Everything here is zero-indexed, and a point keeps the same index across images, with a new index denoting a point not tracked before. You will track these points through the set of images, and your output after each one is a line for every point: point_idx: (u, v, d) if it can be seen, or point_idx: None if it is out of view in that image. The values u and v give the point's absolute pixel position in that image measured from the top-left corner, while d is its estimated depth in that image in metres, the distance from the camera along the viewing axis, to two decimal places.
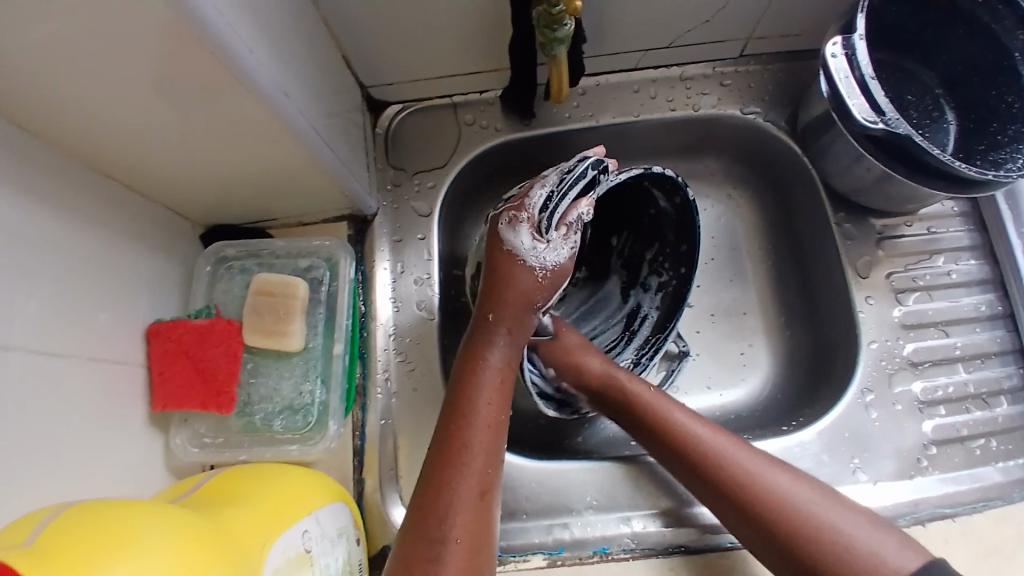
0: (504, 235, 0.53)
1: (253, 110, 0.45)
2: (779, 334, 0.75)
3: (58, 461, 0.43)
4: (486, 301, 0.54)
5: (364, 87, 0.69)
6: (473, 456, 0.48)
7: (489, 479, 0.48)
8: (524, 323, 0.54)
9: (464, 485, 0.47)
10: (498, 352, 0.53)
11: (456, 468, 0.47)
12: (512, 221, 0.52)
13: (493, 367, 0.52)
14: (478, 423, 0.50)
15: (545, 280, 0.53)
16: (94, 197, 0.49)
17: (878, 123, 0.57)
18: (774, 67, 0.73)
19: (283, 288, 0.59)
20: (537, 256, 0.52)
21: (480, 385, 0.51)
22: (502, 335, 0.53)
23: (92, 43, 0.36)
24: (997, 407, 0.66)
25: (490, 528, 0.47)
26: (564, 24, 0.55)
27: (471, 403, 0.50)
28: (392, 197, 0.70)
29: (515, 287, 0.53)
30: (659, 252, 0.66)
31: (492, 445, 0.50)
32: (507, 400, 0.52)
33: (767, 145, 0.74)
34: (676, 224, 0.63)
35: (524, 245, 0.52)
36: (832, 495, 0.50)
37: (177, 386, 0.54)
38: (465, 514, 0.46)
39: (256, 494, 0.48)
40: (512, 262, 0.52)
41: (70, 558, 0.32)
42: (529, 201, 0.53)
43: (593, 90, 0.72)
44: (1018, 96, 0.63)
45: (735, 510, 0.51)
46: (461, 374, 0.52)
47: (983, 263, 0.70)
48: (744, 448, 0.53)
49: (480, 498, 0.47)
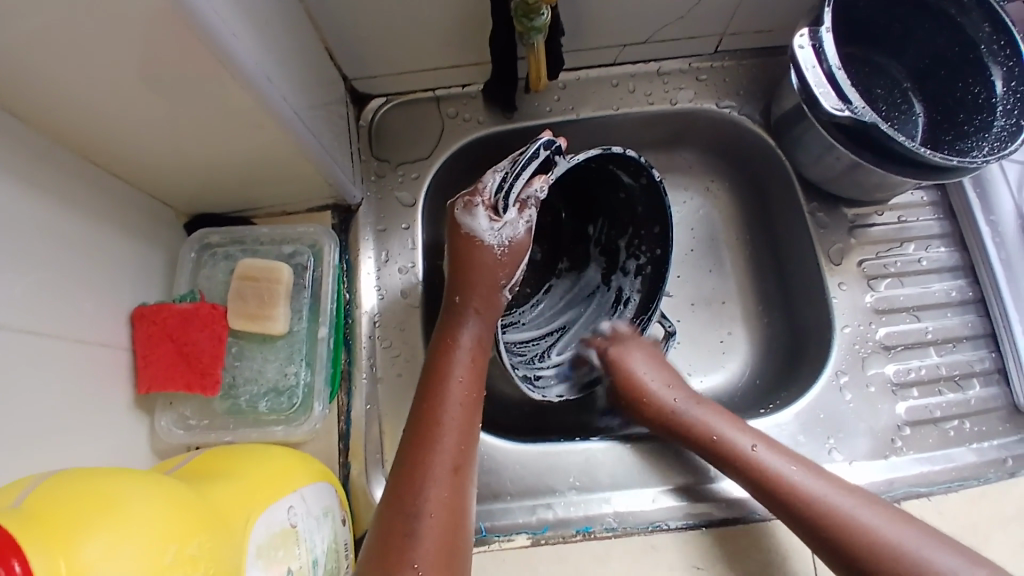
0: (461, 219, 0.55)
1: (240, 97, 0.46)
2: (757, 321, 0.77)
3: (42, 440, 0.43)
4: (454, 283, 0.55)
5: (348, 80, 0.70)
6: (446, 432, 0.49)
7: (464, 456, 0.49)
8: (494, 304, 0.55)
9: (438, 462, 0.47)
10: (469, 332, 0.54)
11: (429, 445, 0.48)
12: (468, 205, 0.54)
13: (465, 347, 0.53)
14: (450, 401, 0.51)
15: (504, 257, 0.55)
16: (78, 182, 0.49)
17: (846, 110, 0.59)
18: (748, 62, 0.75)
19: (267, 272, 0.59)
20: (494, 234, 0.54)
21: (453, 365, 0.53)
22: (471, 316, 0.55)
23: (77, 27, 0.37)
24: (969, 389, 0.68)
25: (465, 503, 0.47)
26: (541, 13, 0.57)
27: (443, 383, 0.52)
28: (376, 188, 0.71)
29: (477, 268, 0.54)
30: (634, 233, 0.67)
31: (465, 423, 0.51)
32: (479, 380, 0.53)
33: (743, 137, 0.76)
34: (645, 201, 0.65)
35: (482, 227, 0.54)
36: (898, 515, 0.51)
37: (161, 369, 0.55)
38: (440, 490, 0.46)
39: (242, 471, 0.48)
40: (471, 243, 0.54)
41: (54, 523, 0.33)
42: (483, 185, 0.54)
43: (573, 84, 0.74)
44: (984, 86, 0.66)
45: (804, 524, 0.52)
46: (434, 356, 0.54)
47: (953, 250, 0.72)
48: (791, 460, 0.55)
49: (454, 474, 0.48)
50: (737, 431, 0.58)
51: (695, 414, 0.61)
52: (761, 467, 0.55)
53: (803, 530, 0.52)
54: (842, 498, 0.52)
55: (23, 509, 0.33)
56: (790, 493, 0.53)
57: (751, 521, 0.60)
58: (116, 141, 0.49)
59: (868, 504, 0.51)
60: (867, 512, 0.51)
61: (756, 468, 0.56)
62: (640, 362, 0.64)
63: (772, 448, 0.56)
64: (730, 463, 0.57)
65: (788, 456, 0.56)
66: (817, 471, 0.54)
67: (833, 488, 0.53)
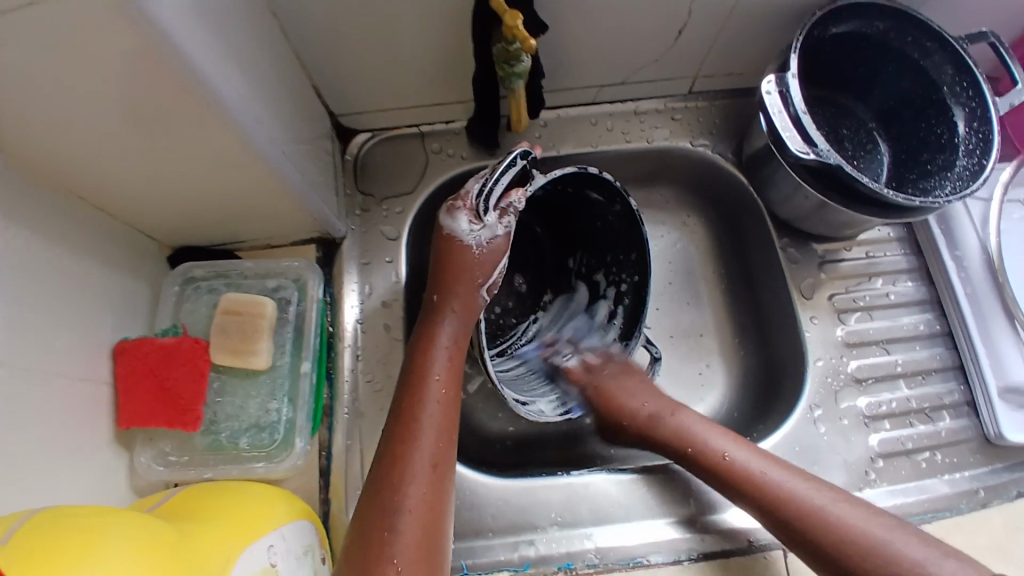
0: (444, 222, 0.57)
1: (226, 135, 0.46)
2: (734, 353, 0.79)
3: (19, 477, 0.42)
4: (439, 280, 0.57)
5: (335, 116, 0.72)
6: (425, 429, 0.50)
7: (442, 452, 0.50)
8: (473, 305, 0.57)
9: (417, 459, 0.49)
10: (448, 331, 0.56)
11: (408, 443, 0.49)
12: (451, 209, 0.57)
13: (443, 346, 0.55)
14: (429, 398, 0.52)
15: (483, 258, 0.57)
16: (64, 216, 0.50)
17: (812, 153, 0.62)
18: (720, 103, 0.79)
19: (250, 307, 0.60)
20: (473, 236, 0.56)
21: (432, 363, 0.54)
22: (449, 313, 0.57)
23: (64, 64, 0.37)
24: (940, 421, 0.71)
25: (444, 499, 0.49)
26: (520, 59, 0.59)
27: (423, 381, 0.53)
28: (360, 221, 0.72)
29: (457, 266, 0.57)
30: (613, 259, 0.70)
31: (445, 421, 0.52)
32: (455, 379, 0.54)
33: (716, 175, 0.79)
34: (623, 230, 0.67)
35: (463, 229, 0.56)
36: (871, 509, 0.53)
37: (142, 406, 0.54)
38: (420, 488, 0.47)
39: (220, 510, 0.48)
40: (451, 243, 0.57)
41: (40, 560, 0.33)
42: (466, 191, 0.57)
43: (553, 122, 0.77)
44: (948, 127, 0.70)
45: (779, 519, 0.54)
46: (414, 354, 0.55)
47: (919, 284, 0.76)
48: (769, 460, 0.57)
49: (434, 471, 0.49)
50: (712, 432, 0.60)
51: (674, 419, 0.63)
52: (736, 468, 0.57)
53: (779, 527, 0.55)
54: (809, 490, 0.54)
55: (10, 545, 0.33)
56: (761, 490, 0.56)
57: (728, 553, 0.61)
58: (103, 176, 0.49)
59: (842, 498, 0.53)
60: (842, 507, 0.52)
61: (732, 470, 0.57)
62: (620, 380, 0.67)
63: (746, 448, 0.58)
64: (711, 468, 0.59)
65: (752, 452, 0.58)
66: (791, 469, 0.56)
67: (795, 478, 0.55)
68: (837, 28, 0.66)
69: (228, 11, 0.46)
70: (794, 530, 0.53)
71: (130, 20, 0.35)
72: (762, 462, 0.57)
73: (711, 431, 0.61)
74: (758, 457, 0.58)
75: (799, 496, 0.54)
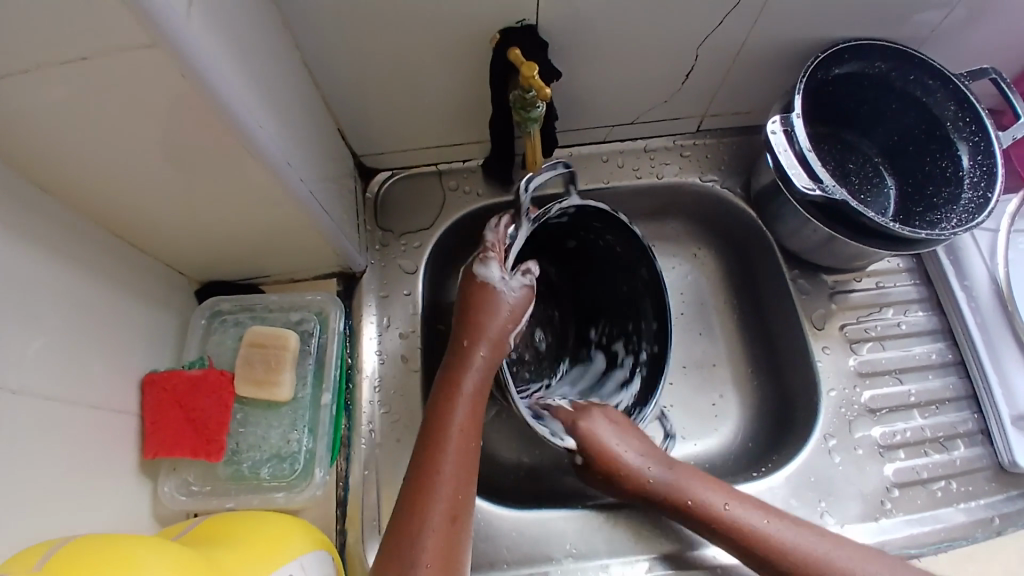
0: (476, 268, 0.60)
1: (258, 176, 0.49)
2: (747, 384, 0.79)
3: (49, 504, 0.44)
4: (467, 327, 0.59)
5: (357, 156, 0.75)
6: (444, 480, 0.51)
7: (460, 503, 0.51)
8: (501, 346, 0.59)
9: (435, 510, 0.50)
10: (472, 379, 0.56)
11: (428, 493, 0.50)
12: (483, 258, 0.60)
13: (467, 393, 0.56)
14: (449, 448, 0.53)
15: (513, 307, 0.60)
16: (101, 252, 0.52)
17: (818, 189, 0.64)
18: (728, 141, 0.81)
19: (275, 339, 0.62)
20: (505, 284, 0.59)
21: (455, 412, 0.55)
22: (477, 359, 0.57)
23: (114, 112, 0.40)
24: (954, 450, 0.70)
25: (460, 549, 0.50)
26: (536, 106, 0.62)
27: (444, 431, 0.53)
28: (380, 255, 0.74)
29: (485, 313, 0.59)
30: (635, 328, 0.73)
31: (465, 471, 0.52)
32: (475, 428, 0.55)
33: (726, 209, 0.81)
34: (647, 297, 0.71)
35: (495, 276, 0.59)
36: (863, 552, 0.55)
37: (169, 435, 0.56)
38: (436, 541, 0.48)
39: (245, 538, 0.49)
40: (483, 289, 0.59)
41: None
42: (493, 239, 0.61)
43: (567, 160, 0.79)
44: (952, 161, 0.72)
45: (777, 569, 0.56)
46: (437, 400, 0.56)
47: (930, 314, 0.76)
48: (762, 511, 0.58)
49: (452, 523, 0.50)
50: (704, 486, 0.59)
51: (662, 472, 0.61)
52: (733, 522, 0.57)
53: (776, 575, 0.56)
54: (815, 542, 0.55)
55: (47, 568, 0.35)
56: (773, 548, 0.56)
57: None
58: (142, 214, 0.52)
59: (838, 545, 0.56)
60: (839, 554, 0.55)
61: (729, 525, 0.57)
62: (604, 421, 0.63)
63: (739, 500, 0.58)
64: (706, 522, 0.58)
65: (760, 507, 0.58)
66: (786, 518, 0.57)
67: (801, 531, 0.56)
68: (840, 69, 0.69)
69: (264, 62, 0.49)
70: None
71: (178, 74, 0.38)
72: (772, 519, 0.57)
73: (701, 484, 0.60)
74: (751, 508, 0.58)
75: (797, 549, 0.55)
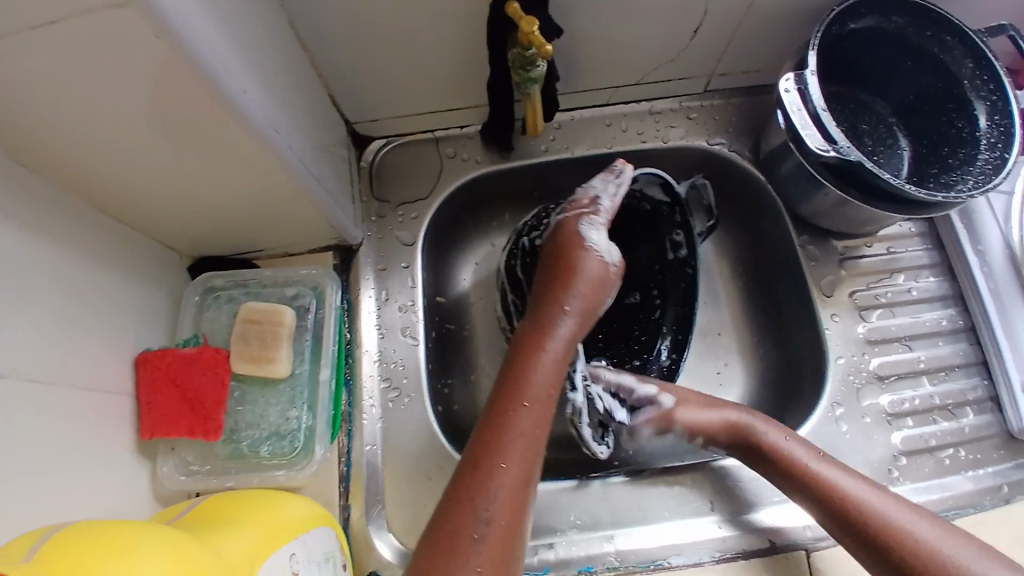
0: (578, 230, 0.61)
1: (245, 146, 0.47)
2: (753, 352, 0.78)
3: (47, 489, 0.43)
4: (557, 288, 0.58)
5: (350, 123, 0.72)
6: (519, 435, 0.48)
7: (531, 465, 0.48)
8: (590, 312, 0.58)
9: (508, 467, 0.47)
10: (559, 339, 0.55)
11: (502, 447, 0.48)
12: (587, 222, 0.62)
13: (551, 352, 0.54)
14: (529, 404, 0.50)
15: (609, 274, 0.60)
16: (87, 229, 0.50)
17: (831, 151, 0.61)
18: (736, 101, 0.78)
19: (270, 316, 0.60)
20: (604, 251, 0.61)
21: (537, 368, 0.52)
22: (564, 321, 0.56)
23: (87, 82, 0.38)
24: (963, 417, 0.69)
25: (523, 515, 0.47)
26: (537, 65, 0.58)
27: (526, 382, 0.51)
28: (377, 227, 0.72)
29: (582, 273, 0.59)
30: None
31: (538, 431, 0.50)
32: (555, 395, 0.52)
33: (734, 174, 0.78)
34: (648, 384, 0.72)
35: (595, 241, 0.61)
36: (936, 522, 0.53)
37: (164, 414, 0.55)
38: (504, 494, 0.46)
39: (249, 516, 0.49)
40: (581, 249, 0.60)
41: (72, 566, 0.33)
42: (595, 208, 0.63)
43: (567, 124, 0.76)
44: (968, 121, 0.68)
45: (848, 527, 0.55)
46: (518, 356, 0.54)
47: (942, 279, 0.74)
48: (845, 473, 0.57)
49: (523, 482, 0.47)
50: (791, 442, 0.60)
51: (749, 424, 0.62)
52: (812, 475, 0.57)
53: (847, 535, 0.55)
54: (888, 506, 0.54)
55: (41, 553, 0.34)
56: (841, 501, 0.55)
57: (791, 550, 0.61)
58: (126, 190, 0.50)
59: (915, 513, 0.54)
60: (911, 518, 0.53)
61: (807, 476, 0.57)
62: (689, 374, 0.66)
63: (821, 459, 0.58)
64: (786, 474, 0.59)
65: (864, 481, 0.56)
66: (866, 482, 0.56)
67: (878, 495, 0.55)
68: (856, 24, 0.65)
69: (247, 23, 0.47)
70: (865, 541, 0.54)
71: (150, 36, 0.35)
72: (851, 479, 0.56)
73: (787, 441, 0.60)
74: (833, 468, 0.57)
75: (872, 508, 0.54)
